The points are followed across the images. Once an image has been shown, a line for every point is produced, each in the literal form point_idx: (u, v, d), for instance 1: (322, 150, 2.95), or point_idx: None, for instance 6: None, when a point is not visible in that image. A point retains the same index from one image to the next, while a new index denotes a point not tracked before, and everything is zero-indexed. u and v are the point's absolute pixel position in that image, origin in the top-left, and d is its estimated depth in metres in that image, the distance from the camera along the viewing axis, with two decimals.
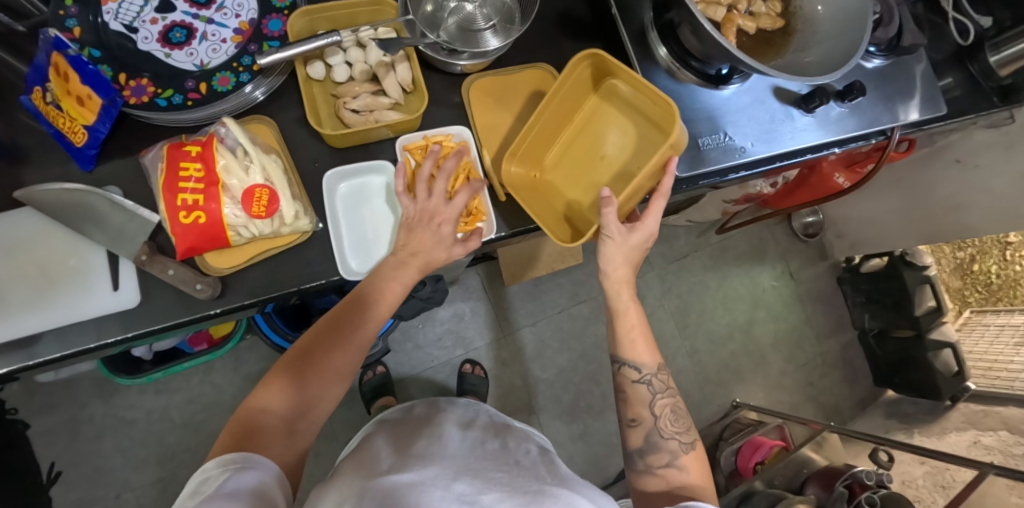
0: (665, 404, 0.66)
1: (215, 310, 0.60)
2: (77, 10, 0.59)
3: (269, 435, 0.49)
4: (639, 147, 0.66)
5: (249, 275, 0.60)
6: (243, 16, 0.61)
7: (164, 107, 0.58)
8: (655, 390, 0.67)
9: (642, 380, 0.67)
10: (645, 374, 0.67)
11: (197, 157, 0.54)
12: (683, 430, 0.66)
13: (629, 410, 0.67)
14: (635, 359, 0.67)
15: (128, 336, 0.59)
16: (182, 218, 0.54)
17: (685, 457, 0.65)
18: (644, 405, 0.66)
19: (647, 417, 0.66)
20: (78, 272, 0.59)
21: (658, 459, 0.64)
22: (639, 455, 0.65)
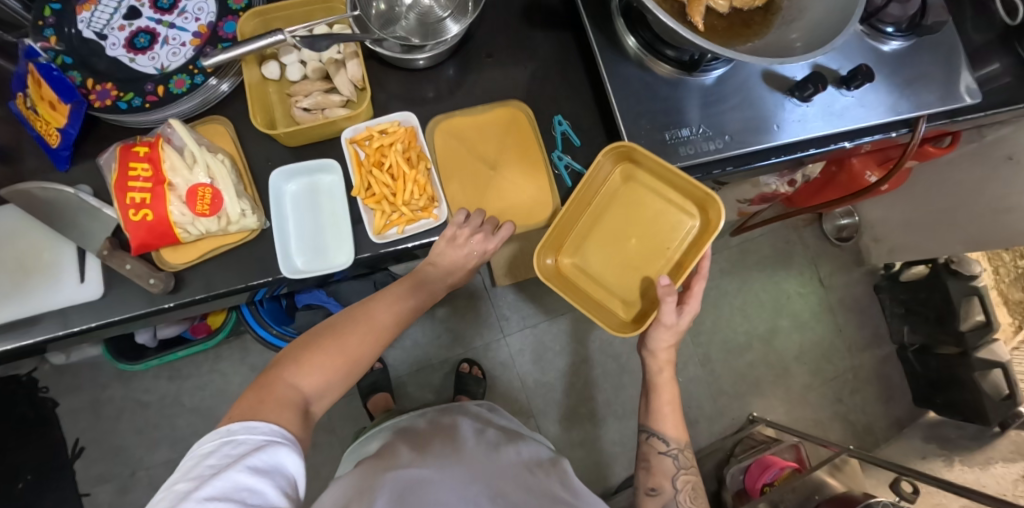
0: (687, 480, 0.66)
1: (170, 304, 0.62)
2: (54, 21, 0.62)
3: (328, 385, 0.52)
4: (663, 224, 0.69)
5: (203, 271, 0.62)
6: (202, 20, 0.64)
7: (125, 110, 0.61)
8: (680, 465, 0.66)
9: (668, 453, 0.66)
10: (671, 446, 0.66)
11: (145, 157, 0.56)
12: (699, 506, 0.65)
13: (649, 478, 0.67)
14: (665, 431, 0.67)
15: (93, 326, 0.62)
16: (130, 216, 0.55)
17: None
18: (665, 477, 0.66)
19: (666, 487, 0.66)
20: (50, 264, 0.63)
21: None
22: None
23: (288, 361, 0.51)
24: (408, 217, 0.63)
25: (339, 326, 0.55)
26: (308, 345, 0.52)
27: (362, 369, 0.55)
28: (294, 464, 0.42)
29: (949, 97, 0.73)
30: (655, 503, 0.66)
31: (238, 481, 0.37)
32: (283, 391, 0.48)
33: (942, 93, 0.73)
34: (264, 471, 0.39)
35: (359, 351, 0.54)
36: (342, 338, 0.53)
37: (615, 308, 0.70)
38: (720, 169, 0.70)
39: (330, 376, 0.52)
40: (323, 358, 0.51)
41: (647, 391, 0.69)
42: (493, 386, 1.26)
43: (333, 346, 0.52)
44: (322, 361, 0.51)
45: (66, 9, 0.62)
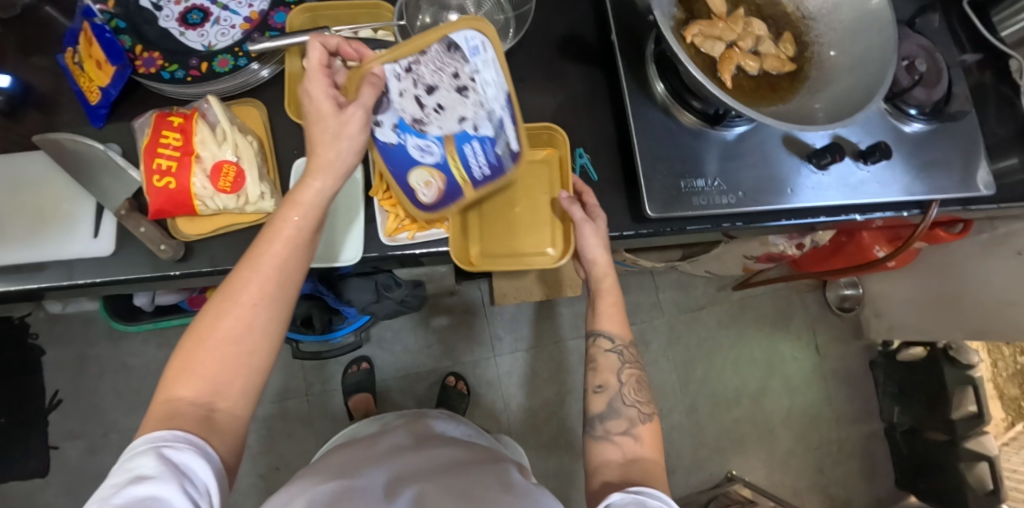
0: (630, 373, 0.64)
1: (176, 272, 0.63)
2: None
3: (223, 392, 0.45)
4: (529, 181, 0.69)
5: (212, 246, 0.63)
6: (254, 7, 0.66)
7: (167, 80, 0.63)
8: (625, 361, 0.65)
9: (613, 349, 0.64)
10: (616, 344, 0.65)
11: (178, 128, 0.58)
12: (643, 399, 0.63)
13: (596, 377, 0.64)
14: (610, 335, 0.65)
15: (99, 282, 0.63)
16: (155, 181, 0.57)
17: (641, 427, 0.60)
18: (610, 373, 0.64)
19: (611, 382, 0.63)
20: (66, 215, 0.65)
21: (617, 425, 0.60)
22: (591, 427, 0.62)
23: (169, 368, 0.44)
24: (421, 224, 0.64)
25: (222, 293, 0.46)
26: (192, 334, 0.45)
27: (255, 348, 0.46)
28: (191, 448, 0.41)
29: (969, 184, 0.74)
30: (601, 400, 0.62)
31: (136, 498, 0.38)
32: (167, 409, 0.43)
33: (961, 180, 0.74)
34: (152, 477, 0.38)
35: (255, 319, 0.45)
36: (228, 313, 0.45)
37: (541, 258, 0.67)
38: (730, 223, 0.71)
39: (207, 377, 0.44)
40: (208, 348, 0.44)
41: (591, 296, 0.68)
42: (475, 403, 1.26)
43: (209, 335, 0.44)
44: (206, 358, 0.44)
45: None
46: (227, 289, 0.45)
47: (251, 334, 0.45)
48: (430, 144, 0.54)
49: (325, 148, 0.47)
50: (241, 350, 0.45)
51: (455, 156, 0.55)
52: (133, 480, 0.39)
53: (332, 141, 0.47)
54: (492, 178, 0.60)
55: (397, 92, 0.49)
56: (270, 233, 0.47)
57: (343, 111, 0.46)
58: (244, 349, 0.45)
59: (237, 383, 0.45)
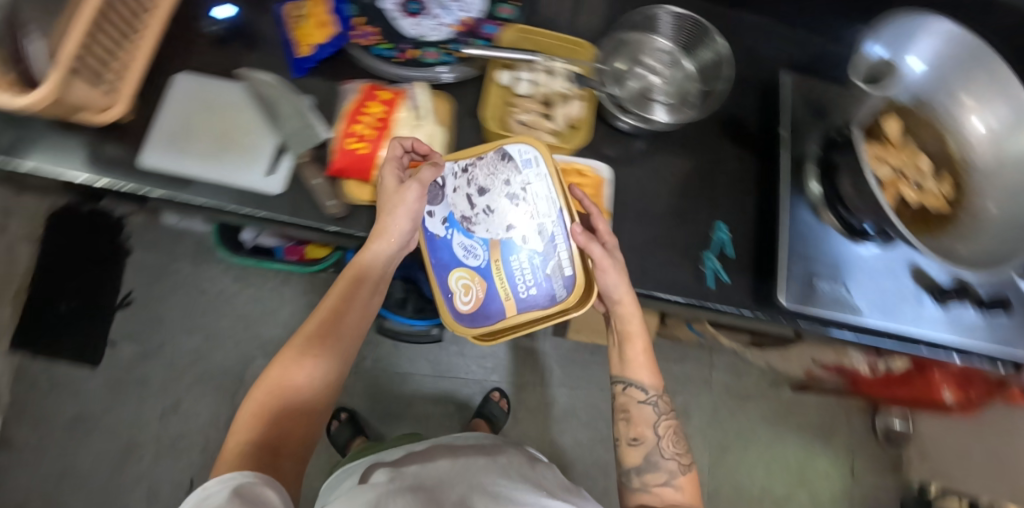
0: (667, 425, 0.66)
1: (331, 229, 0.66)
2: None
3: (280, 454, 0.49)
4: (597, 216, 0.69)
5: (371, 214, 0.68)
6: (468, 13, 0.72)
7: (377, 56, 0.69)
8: (659, 412, 0.66)
9: (647, 401, 0.66)
10: (650, 394, 0.66)
11: (383, 103, 0.64)
12: (681, 452, 0.65)
13: (630, 429, 0.66)
14: (641, 379, 0.66)
15: (258, 216, 0.67)
16: (351, 143, 0.63)
17: (682, 478, 0.63)
18: (647, 425, 0.65)
19: (648, 435, 0.65)
20: (246, 147, 0.69)
21: (655, 477, 0.63)
22: (634, 474, 0.64)
23: (240, 415, 0.50)
24: None
25: (288, 349, 0.54)
26: (262, 385, 0.51)
27: (313, 389, 0.53)
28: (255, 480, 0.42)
29: None
30: (638, 453, 0.64)
31: None
32: (237, 447, 0.47)
33: None
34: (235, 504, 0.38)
35: (314, 366, 0.53)
36: (295, 363, 0.52)
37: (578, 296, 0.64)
38: (836, 328, 0.71)
39: (254, 428, 0.49)
40: (277, 395, 0.51)
41: (618, 341, 0.68)
42: None
43: (280, 377, 0.52)
44: (274, 407, 0.50)
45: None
46: (315, 337, 0.54)
47: (312, 384, 0.53)
48: (475, 244, 0.64)
49: (389, 219, 0.57)
50: (293, 398, 0.51)
51: (500, 267, 0.64)
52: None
53: (392, 214, 0.57)
54: (534, 301, 0.63)
55: (453, 187, 0.65)
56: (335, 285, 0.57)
57: (403, 184, 0.57)
58: (300, 401, 0.52)
59: (300, 416, 0.52)
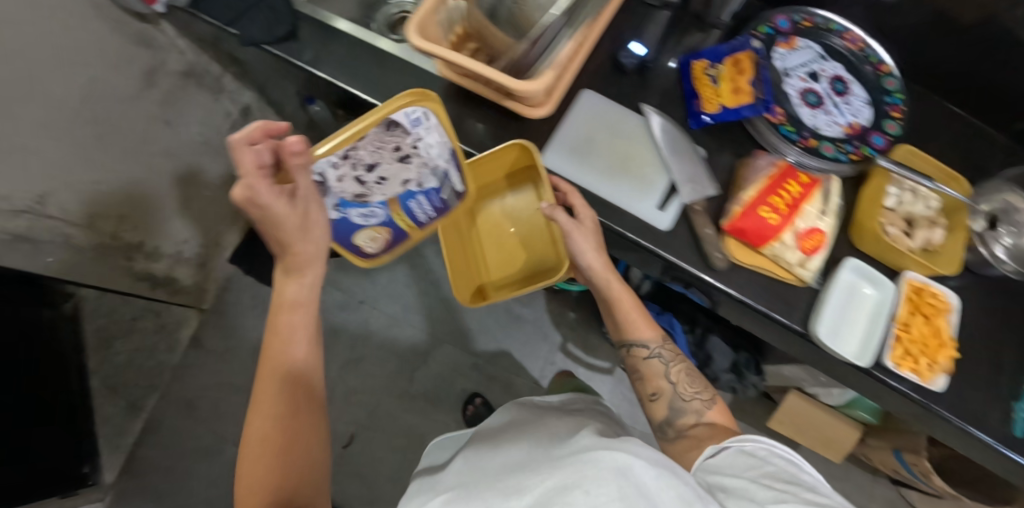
0: (678, 369, 0.73)
1: (703, 276, 0.72)
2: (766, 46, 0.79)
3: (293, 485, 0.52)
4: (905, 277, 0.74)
5: (737, 272, 0.72)
6: (857, 119, 0.78)
7: (782, 135, 0.74)
8: (667, 361, 0.73)
9: (653, 355, 0.74)
10: (653, 347, 0.74)
11: (801, 185, 0.69)
12: (701, 390, 0.71)
13: (649, 385, 0.73)
14: (644, 337, 0.75)
15: (641, 243, 0.72)
16: (765, 210, 0.68)
17: (710, 412, 0.68)
18: (660, 377, 0.73)
19: (665, 386, 0.72)
20: (641, 176, 0.74)
21: (687, 420, 0.68)
22: (665, 423, 0.70)
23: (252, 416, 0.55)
24: (912, 364, 0.70)
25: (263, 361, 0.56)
26: (257, 394, 0.55)
27: (301, 401, 0.55)
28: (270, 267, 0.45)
29: None
30: (659, 405, 0.71)
31: None
32: (257, 434, 0.53)
33: None
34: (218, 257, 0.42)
35: (293, 349, 0.56)
36: (274, 342, 0.56)
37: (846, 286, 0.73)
38: None
39: (274, 419, 0.54)
40: (268, 357, 0.55)
41: (612, 306, 0.77)
42: None
43: (267, 384, 0.54)
44: (268, 388, 0.55)
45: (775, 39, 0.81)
46: (280, 340, 0.56)
47: (275, 396, 0.54)
48: (373, 209, 0.72)
49: (302, 244, 0.55)
50: (277, 407, 0.54)
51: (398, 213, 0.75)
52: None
53: (302, 239, 0.54)
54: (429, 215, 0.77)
55: (337, 179, 0.64)
56: (258, 390, 0.55)
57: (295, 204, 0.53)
58: (284, 484, 0.52)
59: (286, 373, 0.55)
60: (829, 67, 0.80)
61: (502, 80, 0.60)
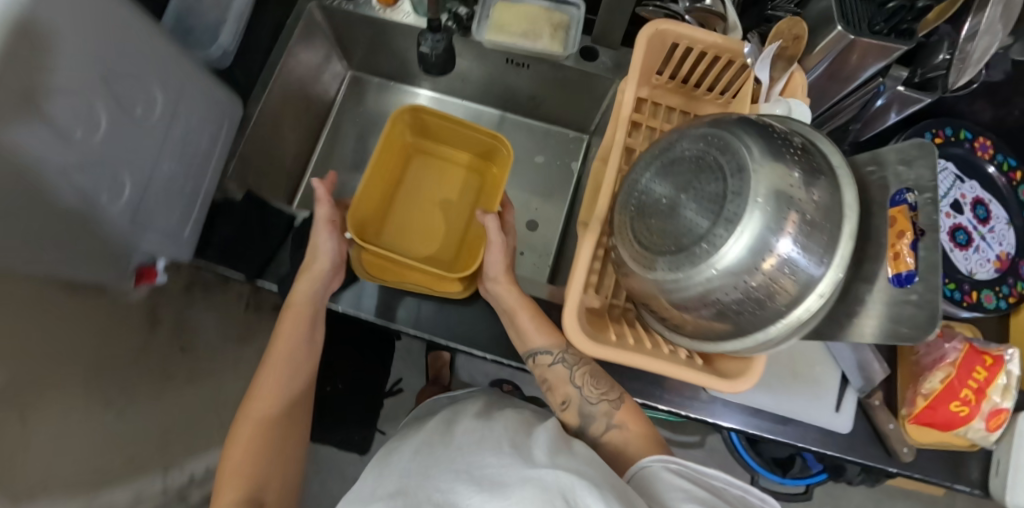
0: (584, 371, 0.64)
1: (890, 468, 0.68)
2: None
3: (259, 459, 0.56)
4: None
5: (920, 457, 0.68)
6: (1003, 247, 0.72)
7: (948, 296, 0.68)
8: (571, 364, 0.64)
9: (557, 360, 0.64)
10: (555, 354, 0.65)
11: (988, 368, 0.65)
12: (606, 390, 0.64)
13: (556, 394, 0.65)
14: (541, 344, 0.65)
15: (823, 449, 0.67)
16: (953, 403, 0.64)
17: (619, 413, 0.63)
18: (564, 383, 0.64)
19: (571, 393, 0.64)
20: (810, 377, 0.69)
21: (597, 426, 0.63)
22: (579, 429, 0.64)
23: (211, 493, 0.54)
24: None
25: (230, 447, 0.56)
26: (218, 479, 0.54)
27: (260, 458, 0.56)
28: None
29: None
30: (571, 415, 0.64)
31: None
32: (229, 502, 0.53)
33: None
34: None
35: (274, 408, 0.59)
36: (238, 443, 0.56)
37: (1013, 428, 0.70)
38: None
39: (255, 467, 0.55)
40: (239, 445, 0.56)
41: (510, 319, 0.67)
42: None
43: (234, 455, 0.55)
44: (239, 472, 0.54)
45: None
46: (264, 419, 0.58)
47: (267, 420, 0.58)
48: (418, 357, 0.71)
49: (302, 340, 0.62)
50: (291, 350, 0.62)
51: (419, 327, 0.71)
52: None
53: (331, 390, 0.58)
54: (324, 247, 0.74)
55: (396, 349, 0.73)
56: (287, 317, 0.63)
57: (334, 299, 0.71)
58: (280, 411, 0.59)
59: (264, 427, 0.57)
60: (970, 190, 0.73)
61: (709, 382, 0.53)
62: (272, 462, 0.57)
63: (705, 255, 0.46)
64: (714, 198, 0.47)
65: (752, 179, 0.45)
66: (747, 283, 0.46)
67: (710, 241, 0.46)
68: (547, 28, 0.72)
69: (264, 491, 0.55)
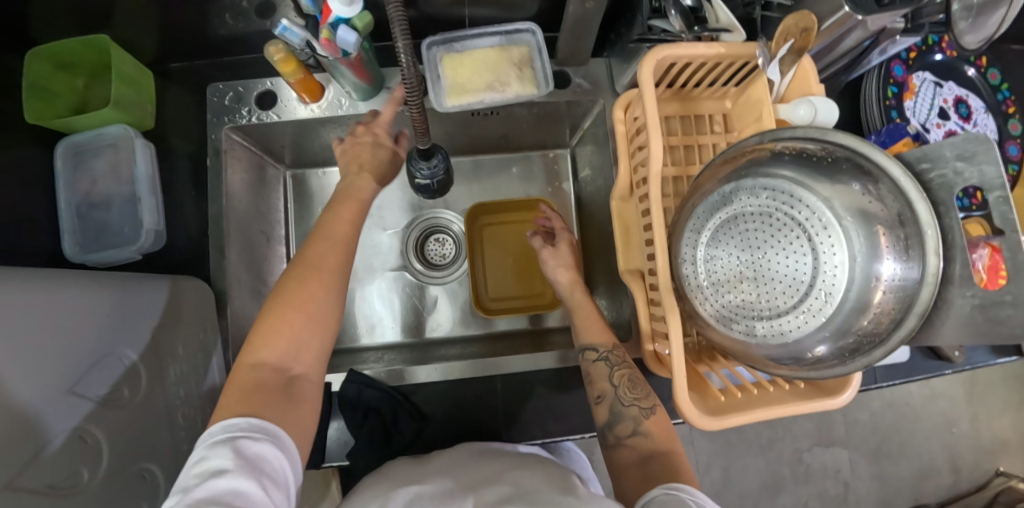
0: (623, 373, 0.56)
1: (947, 370, 0.72)
2: (895, 102, 0.68)
3: (296, 329, 0.44)
4: None
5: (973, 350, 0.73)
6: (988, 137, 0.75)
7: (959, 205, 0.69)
8: (615, 363, 0.57)
9: (602, 357, 0.58)
10: (603, 350, 0.58)
11: None
12: (643, 395, 0.54)
13: (591, 388, 0.57)
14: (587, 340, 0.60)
15: (889, 380, 0.71)
16: None
17: (647, 423, 0.52)
18: (604, 379, 0.56)
19: (607, 389, 0.55)
20: None
21: (625, 428, 0.52)
22: (604, 429, 0.54)
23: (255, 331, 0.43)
24: None
25: (275, 306, 0.44)
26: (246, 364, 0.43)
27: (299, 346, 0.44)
28: (269, 442, 0.38)
29: None
30: (603, 411, 0.55)
31: (218, 491, 0.34)
32: (254, 377, 0.42)
33: None
34: (237, 472, 0.35)
35: (310, 311, 0.45)
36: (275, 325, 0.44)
37: None
38: None
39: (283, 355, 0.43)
40: (276, 325, 0.44)
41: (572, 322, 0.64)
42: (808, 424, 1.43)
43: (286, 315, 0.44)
44: (291, 323, 0.44)
45: (902, 93, 0.69)
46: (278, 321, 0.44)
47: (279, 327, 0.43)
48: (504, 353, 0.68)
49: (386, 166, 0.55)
50: (348, 242, 0.50)
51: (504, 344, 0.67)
52: (211, 476, 0.35)
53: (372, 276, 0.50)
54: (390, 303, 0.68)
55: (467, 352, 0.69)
56: (342, 208, 0.52)
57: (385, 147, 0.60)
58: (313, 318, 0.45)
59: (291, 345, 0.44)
60: (950, 93, 0.73)
61: (816, 409, 0.52)
62: (308, 333, 0.45)
63: (812, 317, 0.47)
64: (803, 256, 0.48)
65: (845, 235, 0.47)
66: (857, 326, 0.47)
67: (817, 302, 0.47)
68: (512, 70, 0.63)
69: (294, 367, 0.44)
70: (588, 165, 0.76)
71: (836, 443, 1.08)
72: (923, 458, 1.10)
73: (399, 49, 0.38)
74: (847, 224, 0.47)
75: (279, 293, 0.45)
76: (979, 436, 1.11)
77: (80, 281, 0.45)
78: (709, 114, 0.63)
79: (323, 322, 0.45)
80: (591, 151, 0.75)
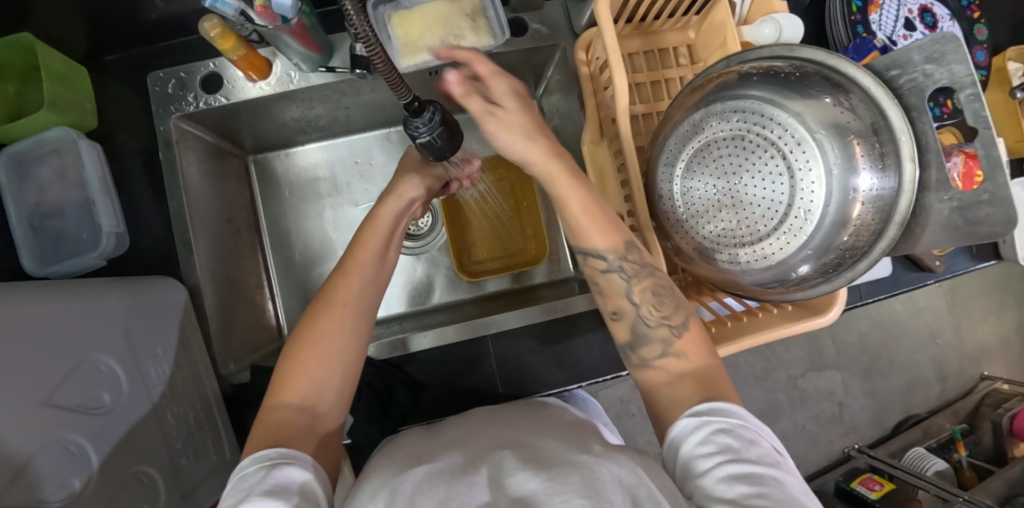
0: (644, 286, 0.44)
1: (928, 281, 0.73)
2: (859, 16, 0.67)
3: (312, 372, 0.41)
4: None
5: (951, 259, 0.74)
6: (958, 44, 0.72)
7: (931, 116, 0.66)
8: (630, 276, 0.45)
9: (613, 268, 0.45)
10: (613, 258, 0.45)
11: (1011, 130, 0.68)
12: (672, 313, 0.44)
13: (605, 301, 0.47)
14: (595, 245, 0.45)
15: (872, 296, 0.72)
16: None
17: (679, 342, 0.43)
18: (620, 295, 0.46)
19: (626, 306, 0.45)
20: None
21: (650, 350, 0.44)
22: (628, 350, 0.46)
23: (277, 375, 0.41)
24: None
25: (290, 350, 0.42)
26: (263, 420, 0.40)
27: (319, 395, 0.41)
28: (305, 469, 0.36)
29: None
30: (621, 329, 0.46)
31: None
32: (275, 417, 0.39)
33: None
34: (269, 497, 0.32)
35: (333, 344, 0.42)
36: (293, 368, 0.41)
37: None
38: None
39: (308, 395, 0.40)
40: (298, 368, 0.41)
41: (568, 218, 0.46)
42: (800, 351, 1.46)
43: (306, 357, 0.41)
44: (313, 364, 0.41)
45: (866, 7, 0.67)
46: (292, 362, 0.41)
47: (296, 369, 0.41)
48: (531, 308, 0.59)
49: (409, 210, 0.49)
50: (367, 274, 0.45)
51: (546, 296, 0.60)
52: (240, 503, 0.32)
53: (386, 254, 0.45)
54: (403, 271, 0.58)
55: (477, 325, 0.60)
56: (363, 237, 0.47)
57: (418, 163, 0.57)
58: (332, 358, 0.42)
59: (323, 385, 0.41)
60: (914, 3, 0.71)
61: (805, 328, 0.52)
62: (326, 377, 0.42)
63: (794, 237, 0.46)
64: (778, 178, 0.47)
65: (817, 151, 0.46)
66: (838, 241, 0.46)
67: (796, 221, 0.46)
68: (464, 22, 0.60)
69: (317, 406, 0.41)
70: (557, 115, 0.73)
71: (829, 366, 1.11)
72: (912, 371, 1.13)
73: (348, 11, 0.30)
74: (819, 139, 0.46)
75: (298, 332, 0.43)
76: (962, 343, 1.14)
77: (41, 292, 0.43)
78: (673, 46, 0.61)
79: (345, 360, 0.42)
80: (558, 100, 0.72)
